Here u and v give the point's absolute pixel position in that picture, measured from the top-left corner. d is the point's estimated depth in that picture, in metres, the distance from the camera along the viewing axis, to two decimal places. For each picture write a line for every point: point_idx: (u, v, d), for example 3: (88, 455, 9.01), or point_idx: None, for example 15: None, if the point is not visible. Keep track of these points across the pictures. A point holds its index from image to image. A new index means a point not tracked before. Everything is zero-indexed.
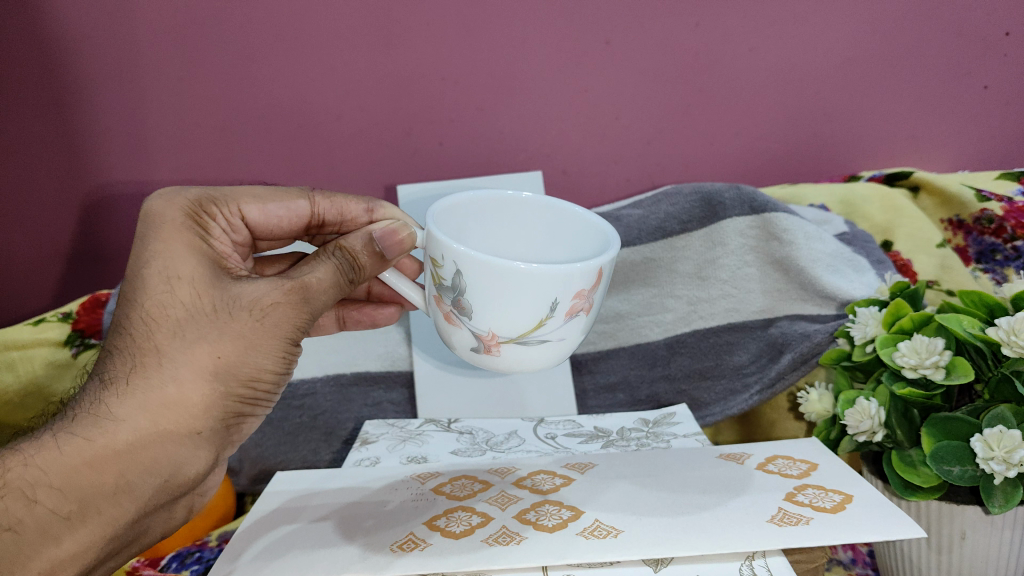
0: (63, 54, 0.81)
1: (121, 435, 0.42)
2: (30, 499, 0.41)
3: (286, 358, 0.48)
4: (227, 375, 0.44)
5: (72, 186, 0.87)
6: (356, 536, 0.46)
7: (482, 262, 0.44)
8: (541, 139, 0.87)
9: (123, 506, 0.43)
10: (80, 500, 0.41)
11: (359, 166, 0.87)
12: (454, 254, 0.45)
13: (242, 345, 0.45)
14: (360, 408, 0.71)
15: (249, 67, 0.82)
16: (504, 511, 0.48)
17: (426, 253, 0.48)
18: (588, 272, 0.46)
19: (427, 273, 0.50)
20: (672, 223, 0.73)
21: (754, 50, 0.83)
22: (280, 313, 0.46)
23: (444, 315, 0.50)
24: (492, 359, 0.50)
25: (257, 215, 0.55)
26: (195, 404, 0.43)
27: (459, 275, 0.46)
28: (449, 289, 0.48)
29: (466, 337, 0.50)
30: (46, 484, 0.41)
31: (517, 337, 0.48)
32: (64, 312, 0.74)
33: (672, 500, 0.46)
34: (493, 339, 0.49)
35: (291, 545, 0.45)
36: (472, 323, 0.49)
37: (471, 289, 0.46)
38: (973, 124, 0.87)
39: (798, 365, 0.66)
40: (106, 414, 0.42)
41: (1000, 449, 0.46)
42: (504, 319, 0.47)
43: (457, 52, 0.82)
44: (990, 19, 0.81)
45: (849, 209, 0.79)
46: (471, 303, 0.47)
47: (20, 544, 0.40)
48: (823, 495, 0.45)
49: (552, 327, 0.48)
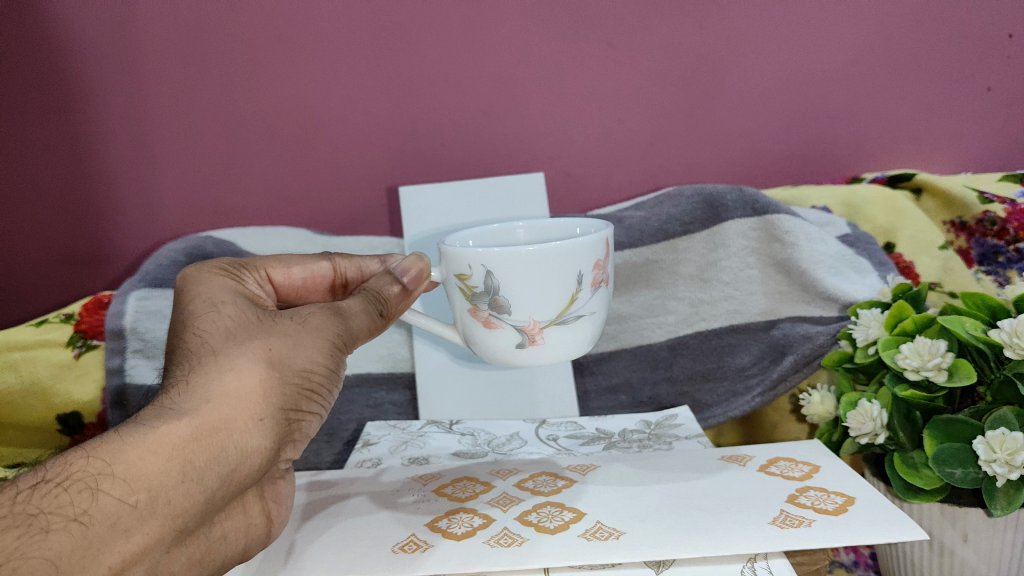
0: (74, 54, 0.83)
1: (186, 420, 0.37)
2: (93, 490, 0.35)
3: (336, 359, 0.45)
4: (282, 364, 0.41)
5: (75, 185, 0.87)
6: (387, 512, 0.49)
7: (505, 254, 0.46)
8: (543, 141, 0.86)
9: (192, 496, 0.37)
10: (150, 488, 0.35)
11: (361, 168, 0.87)
12: (482, 257, 0.47)
13: (292, 340, 0.43)
14: (361, 409, 0.71)
15: (258, 69, 0.83)
16: (506, 512, 0.48)
17: (450, 273, 0.50)
18: (599, 241, 0.49)
19: (453, 292, 0.51)
20: (674, 225, 0.73)
21: (757, 52, 0.84)
22: (332, 310, 0.45)
23: (481, 324, 0.50)
24: (536, 352, 0.51)
25: (281, 279, 0.52)
26: (255, 391, 0.40)
27: (489, 276, 0.47)
28: (482, 293, 0.48)
29: (504, 338, 0.50)
30: (111, 474, 0.35)
31: (556, 319, 0.49)
32: (66, 313, 0.75)
33: (674, 501, 0.47)
34: (536, 327, 0.49)
35: (299, 545, 0.46)
36: (512, 318, 0.49)
37: (505, 285, 0.47)
38: (975, 127, 0.87)
39: (800, 368, 0.66)
40: (167, 405, 0.38)
41: (1002, 451, 0.46)
42: (541, 302, 0.48)
43: (462, 54, 0.83)
44: (992, 23, 0.83)
45: (853, 210, 0.78)
46: (507, 299, 0.48)
47: (87, 539, 0.34)
48: (825, 497, 0.45)
49: (582, 303, 0.49)
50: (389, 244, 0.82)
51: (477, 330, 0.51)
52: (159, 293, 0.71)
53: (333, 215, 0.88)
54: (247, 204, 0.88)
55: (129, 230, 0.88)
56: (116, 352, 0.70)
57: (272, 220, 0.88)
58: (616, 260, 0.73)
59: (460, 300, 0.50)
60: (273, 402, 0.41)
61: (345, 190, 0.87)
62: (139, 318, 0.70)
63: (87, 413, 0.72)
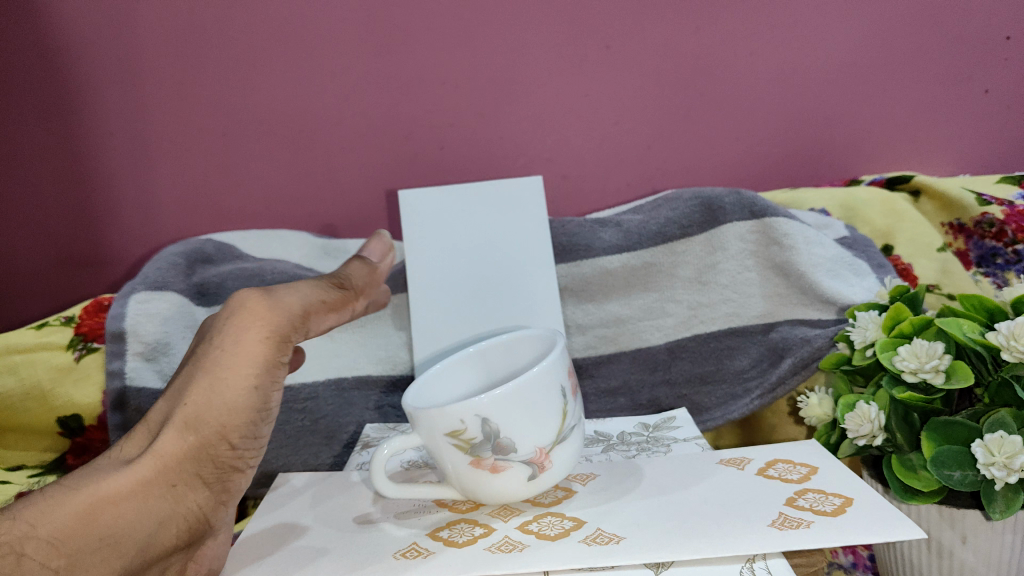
0: (73, 58, 0.83)
1: (101, 487, 0.41)
2: (18, 554, 0.38)
3: (262, 394, 0.45)
4: (199, 419, 0.43)
5: (74, 188, 0.87)
6: (392, 519, 0.50)
7: (493, 399, 0.45)
8: (541, 143, 0.87)
9: (111, 562, 0.40)
10: (69, 553, 0.39)
11: (359, 170, 0.87)
12: (476, 405, 0.45)
13: (209, 387, 0.43)
14: (360, 412, 0.70)
15: (256, 72, 0.83)
16: (506, 523, 0.47)
17: (434, 433, 0.46)
18: (554, 365, 0.48)
19: (444, 452, 0.47)
20: (672, 228, 0.73)
21: (755, 54, 0.84)
22: (234, 338, 0.45)
23: (488, 472, 0.47)
24: (548, 478, 0.48)
25: None
26: (170, 452, 0.42)
27: (485, 423, 0.45)
28: (483, 441, 0.46)
29: (516, 483, 0.47)
30: (36, 537, 0.39)
31: (556, 437, 0.47)
32: (67, 316, 0.75)
33: (673, 505, 0.46)
34: (542, 454, 0.47)
35: (299, 553, 0.45)
36: (518, 456, 0.46)
37: (505, 425, 0.45)
38: (973, 129, 0.87)
39: (798, 370, 0.66)
40: (93, 473, 0.42)
41: (1001, 454, 0.46)
42: (538, 427, 0.46)
43: (461, 57, 0.83)
44: (991, 24, 0.83)
45: (851, 213, 0.79)
46: (510, 438, 0.46)
47: None
48: (823, 499, 0.45)
49: (572, 418, 0.49)
50: (388, 246, 0.82)
51: (482, 481, 0.47)
52: (158, 296, 0.71)
53: (332, 217, 0.88)
54: (245, 207, 0.88)
55: (128, 233, 0.88)
56: (117, 355, 0.69)
57: (271, 223, 0.88)
58: (615, 263, 0.74)
59: (458, 458, 0.46)
60: (188, 458, 0.43)
61: (344, 193, 0.88)
62: (139, 321, 0.70)
63: (87, 415, 0.72)
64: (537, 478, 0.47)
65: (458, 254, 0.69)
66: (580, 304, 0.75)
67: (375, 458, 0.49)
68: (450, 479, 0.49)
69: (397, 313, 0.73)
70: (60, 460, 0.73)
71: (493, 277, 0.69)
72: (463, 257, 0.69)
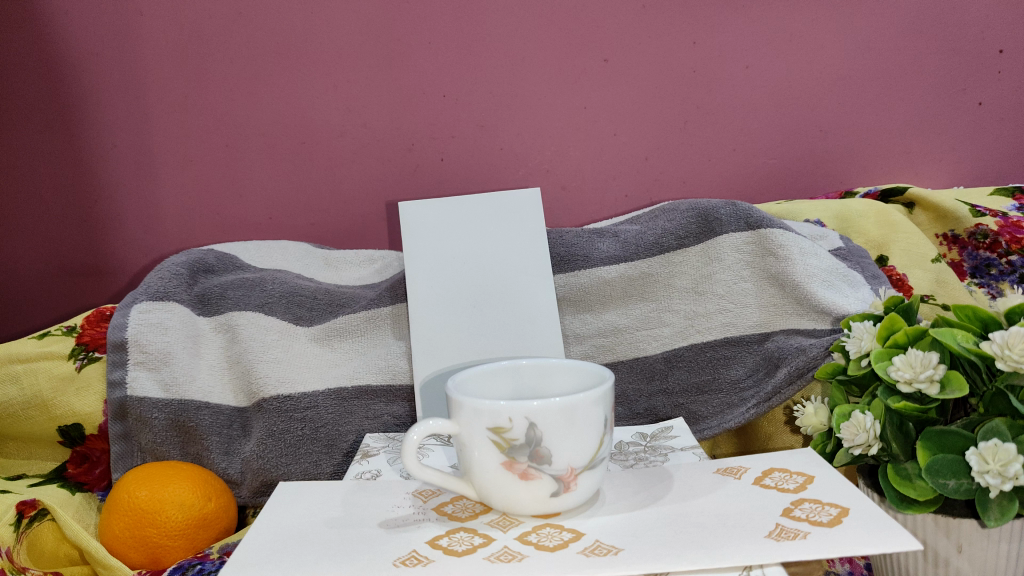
0: (81, 69, 0.85)
1: None
2: None
3: None
4: None
5: (77, 198, 0.88)
6: (381, 528, 0.46)
7: (546, 406, 0.43)
8: (540, 155, 0.87)
9: None
10: None
11: (359, 182, 0.88)
12: (527, 408, 0.43)
13: None
14: (360, 421, 0.70)
15: (261, 83, 0.85)
16: (506, 533, 0.45)
17: (476, 426, 0.44)
18: (609, 393, 0.45)
19: (476, 447, 0.44)
20: (670, 240, 0.74)
21: (750, 68, 0.86)
22: None
23: (516, 477, 0.44)
24: (569, 502, 0.45)
25: None
26: None
27: (532, 428, 0.43)
28: (522, 445, 0.43)
29: (539, 497, 0.44)
30: None
31: (589, 464, 0.45)
32: (69, 326, 0.75)
33: (673, 520, 0.45)
34: (572, 474, 0.44)
35: (275, 561, 0.42)
36: (551, 468, 0.44)
37: (551, 433, 0.43)
38: (968, 140, 0.90)
39: (793, 380, 0.66)
40: None
41: (995, 462, 0.46)
42: (581, 445, 0.44)
43: (463, 69, 0.85)
44: (983, 37, 0.87)
45: (845, 224, 0.81)
46: (551, 449, 0.43)
47: None
48: (820, 509, 0.44)
49: (607, 444, 0.46)
50: (388, 258, 0.82)
51: (510, 486, 0.44)
52: (160, 306, 0.71)
53: (333, 228, 0.89)
54: (245, 217, 0.88)
55: (129, 243, 0.89)
56: (118, 365, 0.70)
57: (272, 233, 0.89)
58: (613, 272, 0.74)
59: (491, 456, 0.44)
60: None
61: (345, 204, 0.88)
62: (142, 330, 0.69)
63: (87, 424, 0.72)
64: (560, 497, 0.45)
65: (458, 263, 0.70)
66: (579, 314, 0.76)
67: (406, 440, 0.44)
68: (471, 476, 0.46)
69: (397, 323, 0.74)
70: (60, 469, 0.73)
71: (493, 285, 0.69)
72: (464, 266, 0.70)
